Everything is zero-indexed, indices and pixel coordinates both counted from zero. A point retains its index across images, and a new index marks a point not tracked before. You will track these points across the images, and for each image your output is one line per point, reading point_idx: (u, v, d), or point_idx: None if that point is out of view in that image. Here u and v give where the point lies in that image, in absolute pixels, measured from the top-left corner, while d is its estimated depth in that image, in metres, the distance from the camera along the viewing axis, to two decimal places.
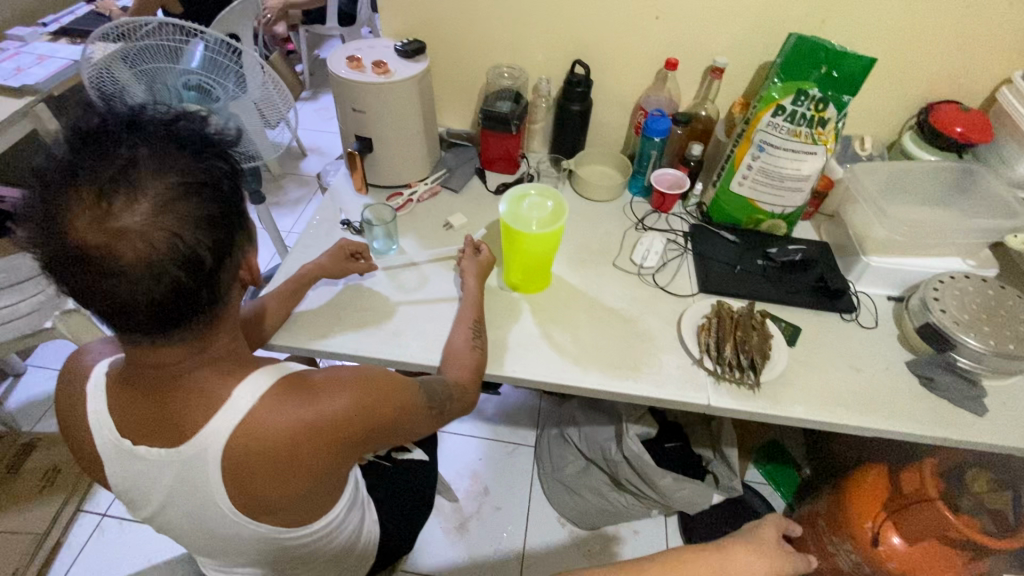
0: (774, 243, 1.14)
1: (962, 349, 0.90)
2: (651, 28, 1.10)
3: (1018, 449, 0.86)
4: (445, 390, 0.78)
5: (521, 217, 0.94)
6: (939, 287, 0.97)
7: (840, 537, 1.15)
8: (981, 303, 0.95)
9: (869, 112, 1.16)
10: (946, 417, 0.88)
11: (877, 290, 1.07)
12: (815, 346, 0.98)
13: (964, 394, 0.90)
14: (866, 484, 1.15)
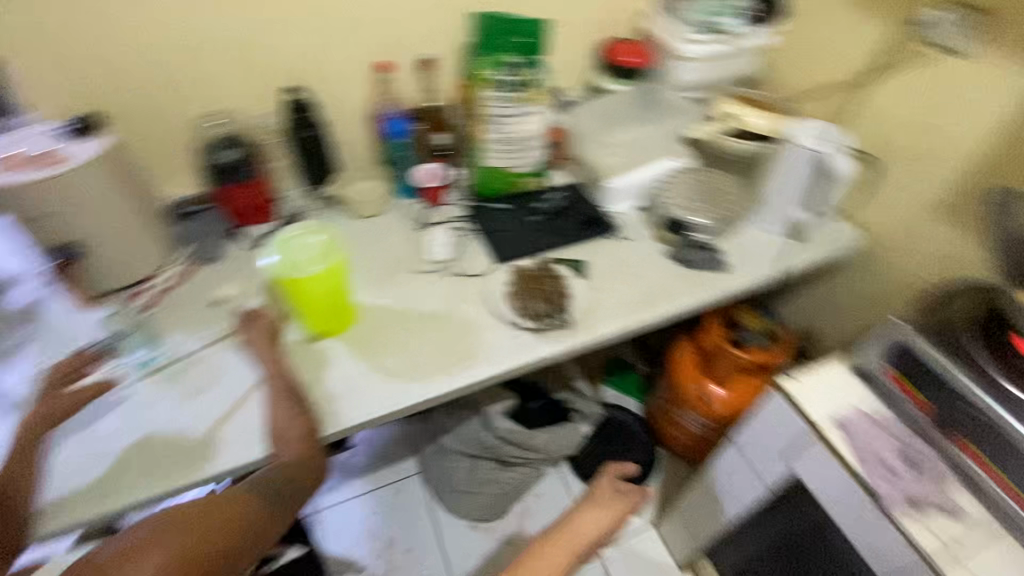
0: (537, 198, 1.26)
1: (694, 227, 1.13)
2: (344, 38, 1.09)
3: (755, 284, 1.11)
4: (270, 489, 0.77)
5: (296, 262, 0.88)
6: (664, 187, 1.20)
7: (685, 408, 1.36)
8: (697, 186, 1.18)
9: (564, 63, 1.33)
10: (705, 283, 1.09)
11: (626, 206, 1.25)
12: (601, 270, 1.11)
13: (711, 260, 1.12)
14: (682, 358, 1.36)
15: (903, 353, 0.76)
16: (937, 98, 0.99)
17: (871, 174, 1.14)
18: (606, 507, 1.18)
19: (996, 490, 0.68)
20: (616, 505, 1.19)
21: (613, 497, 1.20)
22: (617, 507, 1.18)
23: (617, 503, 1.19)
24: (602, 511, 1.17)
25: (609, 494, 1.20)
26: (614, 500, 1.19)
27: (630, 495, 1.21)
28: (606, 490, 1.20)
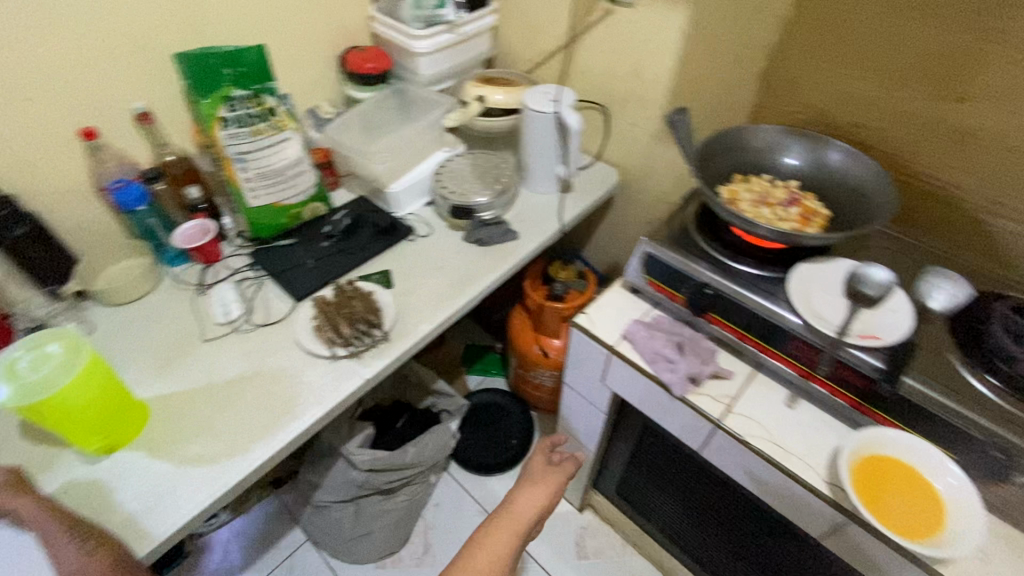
0: (324, 222, 1.21)
1: (477, 208, 1.18)
2: (21, 110, 0.91)
3: (545, 241, 1.21)
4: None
5: (35, 382, 0.74)
6: (441, 178, 1.25)
7: (534, 369, 1.46)
8: (468, 172, 1.26)
9: (305, 83, 1.31)
10: (502, 255, 1.17)
11: (415, 205, 1.28)
12: (405, 274, 1.12)
13: (500, 233, 1.19)
14: (518, 325, 1.46)
15: (655, 263, 0.88)
16: (628, 43, 1.17)
17: (609, 120, 1.32)
18: (547, 487, 0.95)
19: (747, 345, 0.82)
20: (554, 485, 0.96)
21: (554, 480, 0.97)
22: (556, 486, 0.96)
23: (552, 480, 0.97)
24: (542, 489, 0.94)
25: (544, 474, 0.99)
26: (549, 480, 0.97)
27: (564, 472, 1.01)
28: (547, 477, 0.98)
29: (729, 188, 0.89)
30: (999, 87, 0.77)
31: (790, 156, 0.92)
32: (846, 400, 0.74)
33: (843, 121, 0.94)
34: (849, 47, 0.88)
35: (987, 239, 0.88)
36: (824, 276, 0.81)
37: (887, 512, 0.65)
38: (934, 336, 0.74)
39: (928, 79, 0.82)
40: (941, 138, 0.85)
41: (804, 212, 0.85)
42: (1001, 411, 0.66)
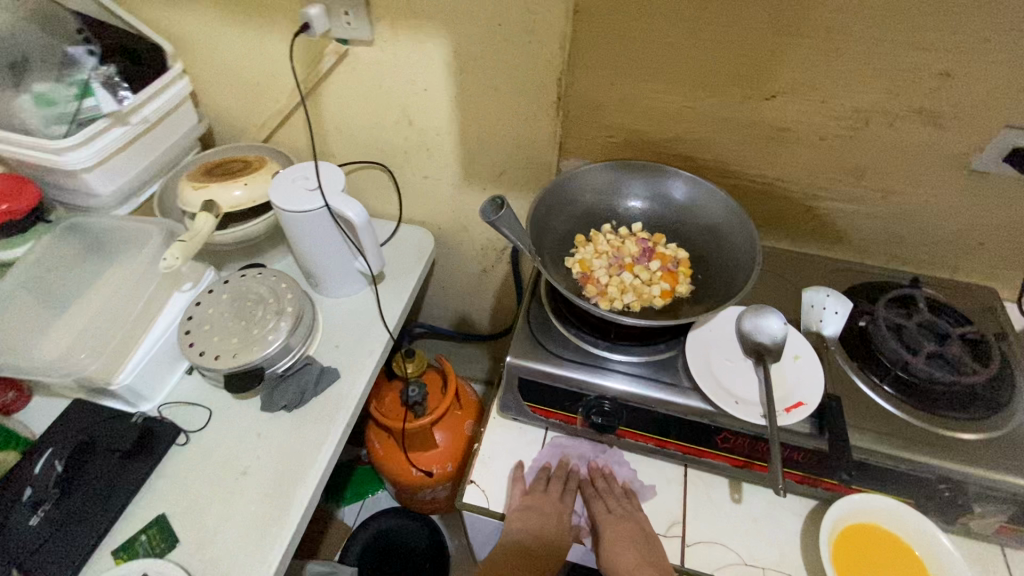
0: (16, 484, 0.74)
1: (265, 365, 0.83)
2: None
3: (377, 361, 0.91)
4: None
5: None
6: (191, 338, 0.84)
7: (422, 490, 1.16)
8: (232, 312, 0.87)
9: None
10: (329, 411, 0.84)
11: (170, 383, 0.87)
12: (194, 507, 0.75)
13: (311, 380, 0.86)
14: (382, 451, 1.13)
15: (533, 386, 0.69)
16: (385, 88, 0.90)
17: (394, 178, 1.05)
18: (630, 516, 0.64)
19: (669, 449, 0.68)
20: (624, 526, 0.63)
21: (612, 488, 0.68)
22: (629, 527, 0.63)
23: (626, 522, 0.63)
24: (618, 511, 0.65)
25: (630, 508, 0.65)
26: (625, 511, 0.65)
27: (627, 495, 0.67)
28: (617, 501, 0.66)
29: (578, 261, 0.74)
30: (803, 78, 0.70)
31: (624, 198, 0.79)
32: (791, 479, 0.64)
33: (657, 138, 0.82)
34: (640, 61, 0.74)
35: (820, 220, 0.84)
36: (713, 337, 0.70)
37: None
38: (836, 368, 0.67)
39: (732, 82, 0.73)
40: (758, 139, 0.77)
41: (665, 264, 0.73)
42: (930, 439, 0.61)
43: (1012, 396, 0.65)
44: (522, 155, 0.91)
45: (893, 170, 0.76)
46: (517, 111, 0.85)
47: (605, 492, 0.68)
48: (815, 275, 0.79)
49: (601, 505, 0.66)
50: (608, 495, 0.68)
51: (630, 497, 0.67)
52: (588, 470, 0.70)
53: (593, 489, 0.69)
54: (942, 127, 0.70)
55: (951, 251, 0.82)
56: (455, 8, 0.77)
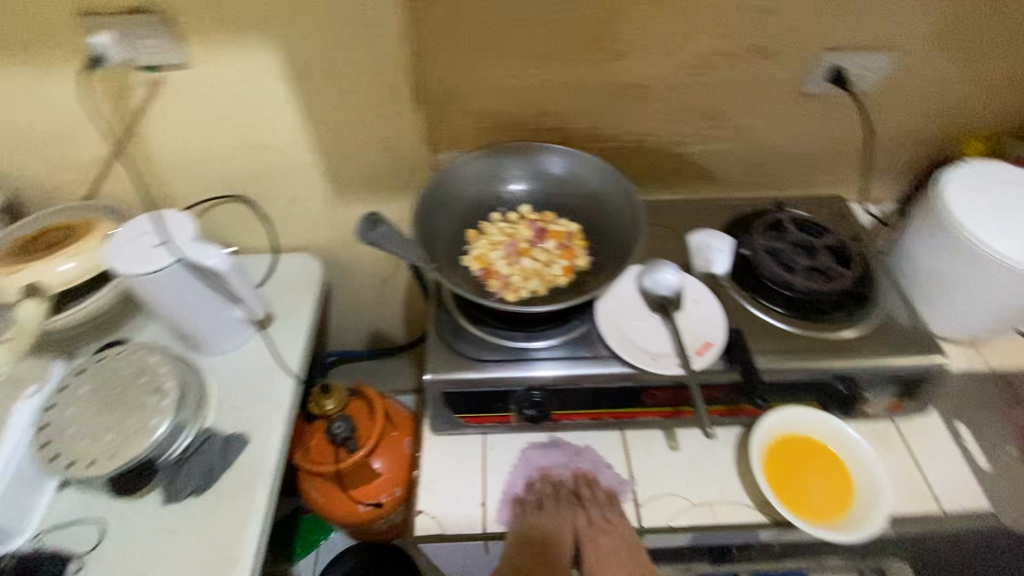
0: None
1: (156, 454, 0.72)
2: None
3: (289, 411, 0.83)
4: None
5: None
6: (52, 448, 0.71)
7: (377, 521, 1.09)
8: (98, 405, 0.75)
9: None
10: (246, 481, 0.76)
11: (42, 505, 0.74)
12: None
13: (217, 454, 0.77)
14: (321, 498, 1.05)
15: (459, 397, 0.67)
16: (219, 112, 0.80)
17: (257, 208, 0.95)
18: (613, 531, 0.63)
19: (604, 419, 0.69)
20: (610, 542, 0.62)
21: (596, 495, 0.66)
22: (615, 541, 0.62)
23: (614, 536, 0.62)
24: (601, 525, 0.63)
25: (615, 517, 0.63)
26: (610, 523, 0.63)
27: (609, 502, 0.65)
28: (601, 512, 0.64)
29: (475, 257, 0.71)
30: (645, 34, 0.71)
31: (505, 182, 0.76)
32: (716, 414, 0.68)
33: (523, 115, 0.80)
34: (488, 41, 0.72)
35: (690, 165, 0.88)
36: (619, 300, 0.71)
37: (811, 503, 0.62)
38: (731, 301, 0.72)
39: (582, 48, 0.72)
40: (618, 99, 0.79)
41: (559, 241, 0.73)
42: (818, 344, 0.67)
43: (873, 290, 0.73)
44: (391, 157, 0.86)
45: (741, 106, 0.81)
46: (373, 112, 0.79)
47: (591, 500, 0.65)
48: (697, 217, 0.83)
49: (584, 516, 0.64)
50: (596, 503, 0.65)
51: (614, 504, 0.65)
52: (573, 478, 0.67)
53: (578, 499, 0.66)
54: (773, 60, 0.75)
55: (802, 170, 0.90)
56: (274, 12, 0.69)
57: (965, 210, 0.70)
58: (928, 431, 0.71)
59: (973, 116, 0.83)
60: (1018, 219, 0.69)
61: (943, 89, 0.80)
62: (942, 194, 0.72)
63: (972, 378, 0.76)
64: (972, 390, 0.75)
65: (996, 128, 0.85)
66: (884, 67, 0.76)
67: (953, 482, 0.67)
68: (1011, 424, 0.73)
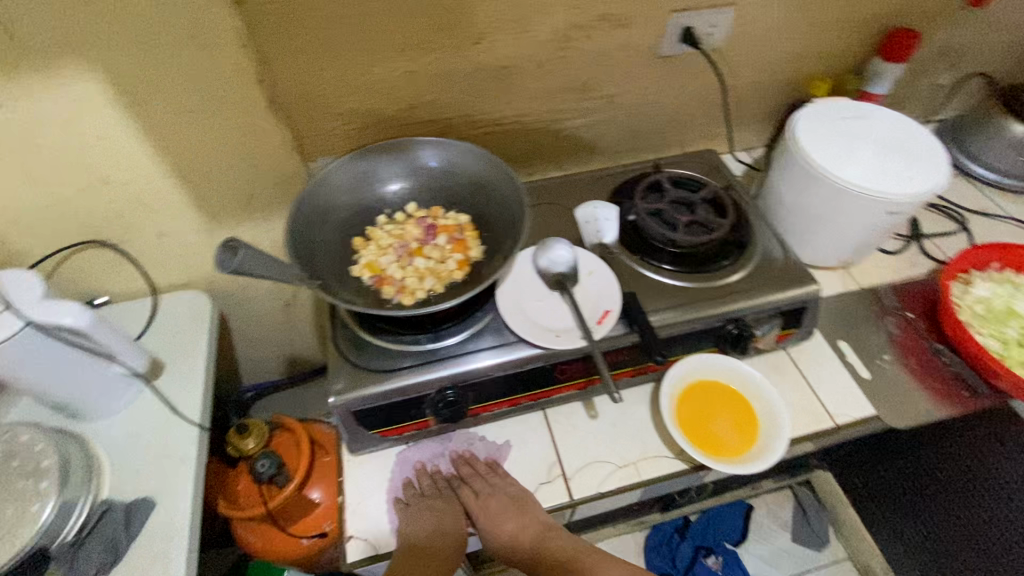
0: None
1: (44, 542, 0.64)
2: None
3: (197, 463, 0.77)
4: None
5: None
6: None
7: (325, 553, 1.04)
8: None
9: None
10: (160, 548, 0.70)
11: None
12: None
13: (122, 525, 0.70)
14: (257, 541, 0.99)
15: (371, 412, 0.64)
16: (48, 153, 0.71)
17: (122, 250, 0.86)
18: (497, 491, 0.66)
19: (523, 403, 0.69)
20: (496, 502, 0.65)
21: (475, 469, 0.68)
22: (500, 501, 0.65)
23: (497, 498, 0.65)
24: (485, 491, 0.66)
25: (497, 482, 0.66)
26: (492, 488, 0.66)
27: (490, 469, 0.67)
28: (483, 481, 0.66)
29: (365, 266, 0.68)
30: (498, 15, 0.71)
31: (384, 183, 0.74)
32: (626, 376, 0.70)
33: (393, 111, 0.78)
34: (337, 39, 0.68)
35: (572, 139, 0.90)
36: (518, 284, 0.71)
37: (726, 444, 0.66)
38: (624, 267, 0.74)
39: (437, 36, 0.71)
40: (486, 83, 0.78)
41: (451, 235, 0.71)
42: (707, 294, 0.71)
43: (750, 234, 0.78)
44: (262, 174, 0.81)
45: (607, 76, 0.82)
46: (230, 130, 0.74)
47: (472, 475, 0.67)
48: (584, 189, 0.85)
49: (468, 490, 0.67)
50: (477, 477, 0.67)
51: (495, 469, 0.67)
52: (451, 464, 0.68)
53: (461, 479, 0.68)
54: (627, 27, 0.77)
55: (675, 129, 0.94)
56: (85, 33, 0.62)
57: (816, 148, 0.76)
58: (814, 353, 0.77)
59: (814, 58, 0.90)
60: (859, 149, 0.76)
61: (784, 38, 0.85)
62: (796, 136, 0.78)
63: (846, 297, 0.84)
64: (847, 308, 0.83)
65: (835, 68, 0.93)
66: (729, 23, 0.81)
67: (840, 394, 0.74)
68: (884, 332, 0.81)
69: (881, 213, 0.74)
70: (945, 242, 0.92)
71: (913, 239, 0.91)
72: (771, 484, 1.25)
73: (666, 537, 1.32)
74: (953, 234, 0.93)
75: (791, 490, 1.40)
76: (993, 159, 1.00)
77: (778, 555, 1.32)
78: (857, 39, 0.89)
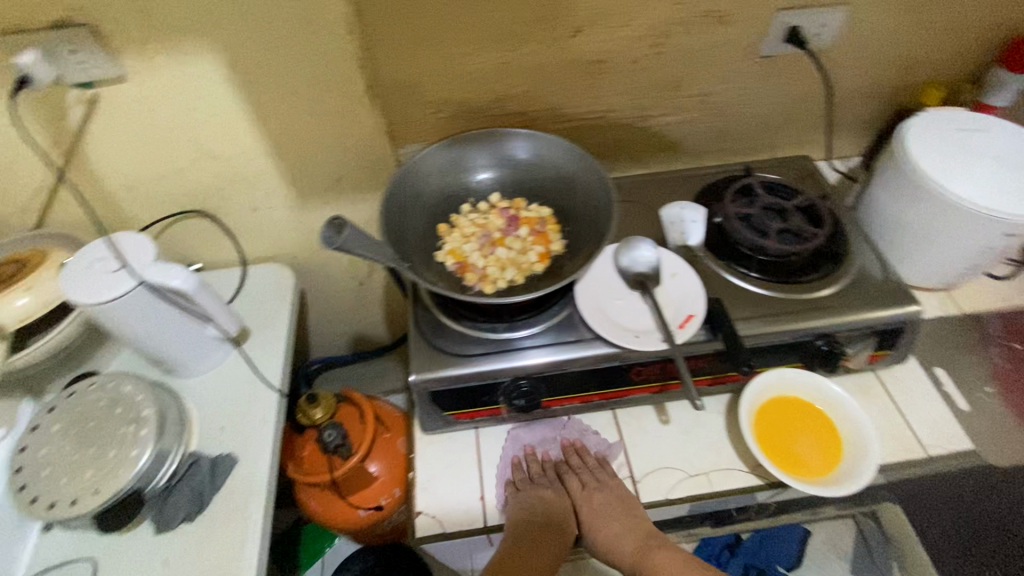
0: None
1: (141, 485, 0.70)
2: None
3: (274, 426, 0.81)
4: None
5: None
6: (30, 490, 0.68)
7: (380, 523, 1.08)
8: (75, 441, 0.72)
9: None
10: (239, 502, 0.74)
11: (29, 547, 0.72)
12: None
13: (205, 477, 0.75)
14: (321, 506, 1.04)
15: (446, 395, 0.66)
16: (166, 126, 0.76)
17: (219, 221, 0.92)
18: (605, 489, 0.66)
19: (594, 401, 0.69)
20: (604, 498, 0.66)
21: (585, 462, 0.69)
22: (607, 498, 0.66)
23: (605, 494, 0.66)
24: (592, 485, 0.67)
25: (602, 476, 0.67)
26: (598, 483, 0.67)
27: (600, 465, 0.68)
28: (592, 476, 0.68)
29: (449, 251, 0.69)
30: (599, 8, 0.70)
31: (471, 172, 0.75)
32: (703, 384, 0.68)
33: (483, 101, 0.78)
34: (438, 26, 0.69)
35: (657, 137, 0.88)
36: (597, 281, 0.70)
37: (807, 463, 0.63)
38: (707, 271, 0.72)
39: (536, 26, 0.71)
40: (578, 77, 0.77)
41: (533, 227, 0.72)
42: (795, 306, 0.68)
43: (845, 247, 0.74)
44: (353, 156, 0.84)
45: (702, 74, 0.80)
46: (329, 112, 0.77)
47: (581, 467, 0.69)
48: (667, 189, 0.83)
49: (576, 480, 0.68)
50: (585, 470, 0.69)
51: (604, 466, 0.68)
52: (562, 450, 0.71)
53: (567, 467, 0.70)
54: (729, 24, 0.74)
55: (767, 132, 0.90)
56: (210, 14, 0.66)
57: (928, 161, 0.71)
58: (906, 378, 0.72)
59: (929, 64, 0.84)
60: (978, 164, 0.70)
61: (898, 40, 0.80)
62: (906, 147, 0.73)
63: (945, 322, 0.79)
64: (946, 334, 0.78)
65: (951, 75, 0.87)
66: (839, 23, 0.76)
67: (934, 425, 0.69)
68: (986, 363, 0.75)
69: (997, 235, 0.68)
70: None
71: None
72: (834, 511, 1.19)
73: (714, 552, 1.29)
74: None
75: (854, 519, 1.33)
76: None
77: None
78: (980, 45, 0.83)
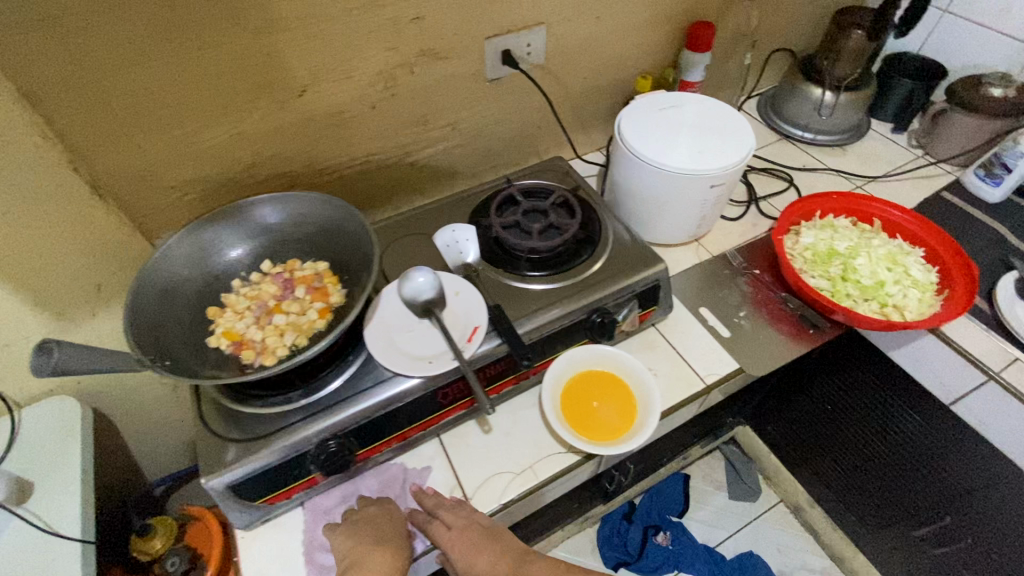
0: None
1: None
2: None
3: None
4: None
5: None
6: None
7: None
8: None
9: None
10: None
11: None
12: None
13: None
14: None
15: (254, 482, 0.62)
16: None
17: None
18: (470, 520, 0.62)
19: (414, 434, 0.70)
20: (470, 536, 0.60)
21: (443, 502, 0.65)
22: (474, 534, 0.61)
23: (470, 530, 0.61)
24: (457, 525, 0.61)
25: (466, 514, 0.63)
26: (464, 520, 0.62)
27: (461, 505, 0.64)
28: (455, 514, 0.63)
29: (221, 334, 0.67)
30: (316, 65, 0.72)
31: (231, 249, 0.73)
32: (507, 385, 0.73)
33: (231, 173, 0.77)
34: (149, 113, 0.67)
35: (427, 168, 0.93)
36: (386, 320, 0.72)
37: (608, 425, 0.70)
38: (489, 282, 0.77)
39: (257, 93, 0.71)
40: (322, 131, 0.79)
41: (310, 285, 0.71)
42: (569, 291, 0.75)
43: (601, 228, 0.83)
44: (103, 261, 0.77)
45: (444, 105, 0.86)
46: (54, 223, 0.70)
47: (442, 510, 0.63)
48: (444, 214, 0.88)
49: (439, 526, 0.62)
50: (447, 511, 0.63)
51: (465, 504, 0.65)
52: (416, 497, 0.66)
53: (427, 512, 0.64)
54: (447, 58, 0.81)
55: (525, 140, 0.99)
56: None
57: (640, 140, 0.83)
58: (678, 324, 0.83)
59: (632, 59, 0.99)
60: (678, 135, 0.83)
61: (599, 46, 0.93)
62: (622, 133, 0.85)
63: (702, 267, 0.92)
64: (704, 277, 0.91)
65: (654, 64, 1.02)
66: (544, 40, 0.87)
67: (707, 356, 0.80)
68: (739, 292, 0.89)
69: (705, 187, 0.82)
70: (779, 200, 1.02)
71: (750, 203, 1.01)
72: (698, 450, 1.32)
73: (615, 526, 1.35)
74: (783, 192, 1.04)
75: (720, 450, 1.49)
76: (805, 120, 1.13)
77: (719, 515, 1.40)
78: (665, 37, 0.99)
